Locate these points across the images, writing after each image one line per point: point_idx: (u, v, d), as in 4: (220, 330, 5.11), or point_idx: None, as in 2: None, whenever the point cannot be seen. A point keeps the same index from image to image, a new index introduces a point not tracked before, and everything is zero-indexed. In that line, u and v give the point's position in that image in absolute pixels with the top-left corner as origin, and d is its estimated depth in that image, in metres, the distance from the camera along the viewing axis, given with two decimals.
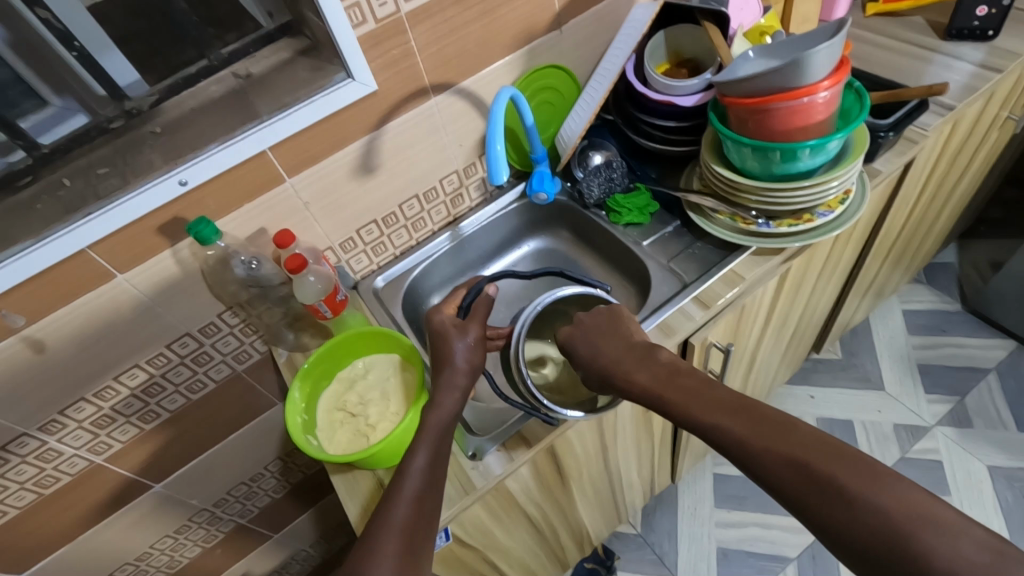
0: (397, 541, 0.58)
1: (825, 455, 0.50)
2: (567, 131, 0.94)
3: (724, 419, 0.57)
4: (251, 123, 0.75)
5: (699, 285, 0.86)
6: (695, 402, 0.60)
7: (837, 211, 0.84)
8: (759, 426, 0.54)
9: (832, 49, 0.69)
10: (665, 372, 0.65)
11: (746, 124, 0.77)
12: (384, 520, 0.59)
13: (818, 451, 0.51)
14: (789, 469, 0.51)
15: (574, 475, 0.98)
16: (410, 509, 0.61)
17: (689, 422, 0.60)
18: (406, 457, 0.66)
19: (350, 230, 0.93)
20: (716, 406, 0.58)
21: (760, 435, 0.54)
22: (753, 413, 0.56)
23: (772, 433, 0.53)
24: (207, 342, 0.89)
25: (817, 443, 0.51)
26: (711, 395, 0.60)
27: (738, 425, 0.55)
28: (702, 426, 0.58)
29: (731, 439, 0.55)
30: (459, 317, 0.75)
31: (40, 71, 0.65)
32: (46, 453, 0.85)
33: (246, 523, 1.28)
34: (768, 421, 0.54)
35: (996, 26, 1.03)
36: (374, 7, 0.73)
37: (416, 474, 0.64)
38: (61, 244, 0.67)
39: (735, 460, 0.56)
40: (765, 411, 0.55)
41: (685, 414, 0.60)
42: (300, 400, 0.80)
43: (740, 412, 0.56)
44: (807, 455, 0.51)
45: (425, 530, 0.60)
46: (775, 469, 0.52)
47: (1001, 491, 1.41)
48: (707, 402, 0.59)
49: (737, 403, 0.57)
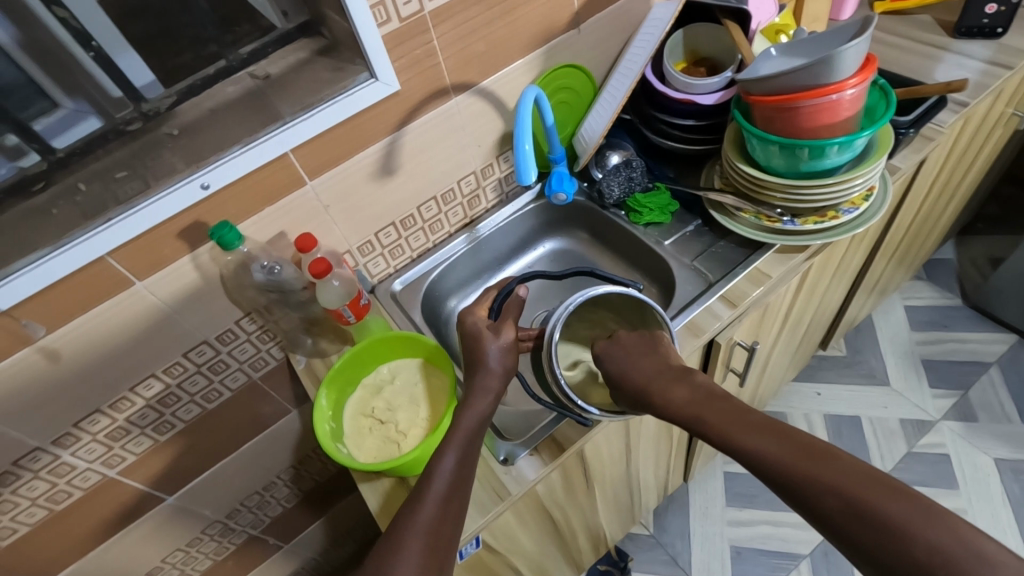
0: (421, 542, 0.58)
1: (869, 486, 0.50)
2: (587, 130, 0.93)
3: (761, 442, 0.56)
4: (273, 125, 0.73)
5: (724, 284, 0.85)
6: (732, 423, 0.60)
7: (862, 208, 0.85)
8: (799, 453, 0.54)
9: (860, 47, 0.69)
10: (703, 394, 0.64)
11: (773, 122, 0.77)
12: (410, 520, 0.59)
13: (862, 482, 0.50)
14: (832, 500, 0.51)
15: (597, 477, 0.97)
16: (436, 510, 0.60)
17: (723, 441, 0.60)
18: (434, 456, 0.64)
19: (369, 233, 0.91)
20: (755, 429, 0.58)
21: (800, 460, 0.54)
22: (792, 439, 0.56)
23: (812, 462, 0.53)
24: (224, 350, 0.87)
25: (853, 468, 0.52)
26: (751, 421, 0.59)
27: (777, 452, 0.55)
28: (738, 450, 0.58)
29: (770, 465, 0.55)
30: (491, 319, 0.74)
31: (57, 74, 0.63)
32: (59, 468, 0.82)
33: (258, 534, 1.25)
34: (808, 447, 0.54)
35: (1004, 24, 1.04)
36: (399, 5, 0.72)
37: (445, 473, 0.63)
38: (81, 251, 0.65)
39: (773, 485, 0.56)
40: (801, 435, 0.56)
41: (720, 433, 0.60)
42: (327, 408, 0.78)
43: (775, 432, 0.57)
44: (848, 485, 0.50)
45: (449, 530, 0.60)
46: (817, 497, 0.52)
47: (1008, 483, 1.43)
48: (744, 423, 0.59)
49: (778, 432, 0.57)
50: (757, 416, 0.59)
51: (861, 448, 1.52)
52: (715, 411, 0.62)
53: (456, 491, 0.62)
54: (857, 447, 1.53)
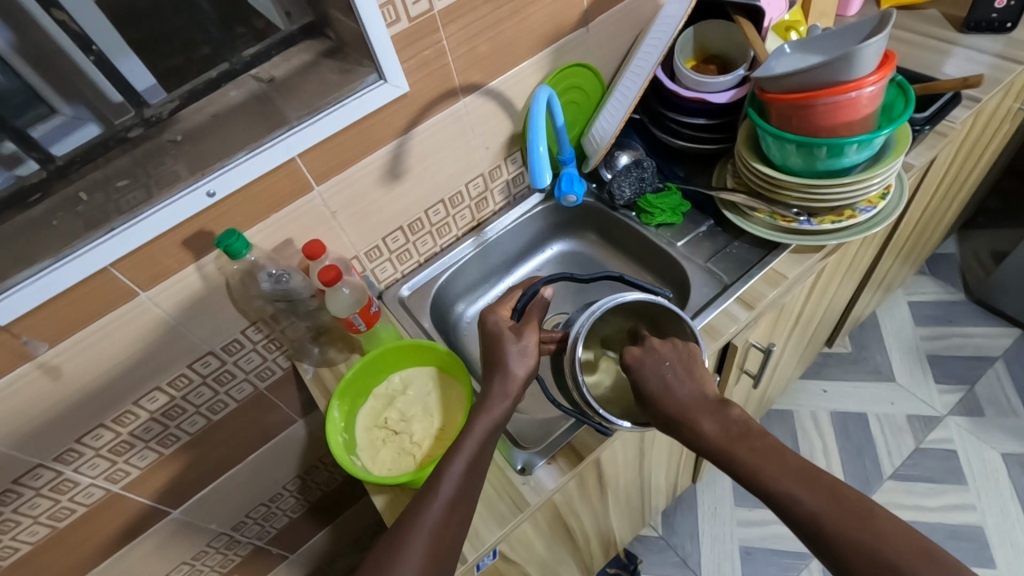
0: (425, 545, 0.57)
1: (902, 547, 0.50)
2: (598, 131, 0.91)
3: (796, 487, 0.57)
4: (279, 129, 0.71)
5: (740, 286, 0.84)
6: (766, 462, 0.60)
7: (879, 206, 0.83)
8: (834, 504, 0.55)
9: (880, 44, 0.68)
10: (736, 429, 0.63)
11: (790, 120, 0.76)
12: (414, 520, 0.59)
13: (896, 543, 0.51)
14: (862, 556, 0.51)
15: (611, 483, 0.95)
16: (441, 515, 0.59)
17: (759, 486, 0.59)
18: (444, 460, 0.63)
19: (376, 238, 0.89)
20: (790, 472, 0.58)
21: (841, 519, 0.54)
22: (829, 488, 0.56)
23: (849, 515, 0.54)
24: (229, 360, 0.85)
25: (895, 532, 0.52)
26: (787, 462, 0.59)
27: (812, 499, 0.56)
28: (770, 489, 0.58)
29: (803, 510, 0.56)
30: (513, 321, 0.72)
31: (55, 80, 0.61)
32: (62, 485, 0.80)
33: (263, 545, 1.23)
34: (851, 507, 0.54)
35: (1014, 18, 1.03)
36: (408, 5, 0.70)
37: (457, 477, 0.61)
38: (82, 263, 0.63)
39: (802, 530, 0.56)
40: (844, 491, 0.55)
41: (755, 477, 0.60)
42: (339, 419, 0.76)
43: (816, 484, 0.57)
44: (883, 545, 0.51)
45: (453, 533, 0.59)
46: (847, 550, 0.52)
47: (1016, 478, 1.43)
48: (781, 466, 0.59)
49: (815, 479, 0.57)
50: (794, 459, 0.59)
51: (868, 445, 1.52)
52: (747, 445, 0.62)
53: (465, 495, 0.61)
54: (864, 444, 1.52)
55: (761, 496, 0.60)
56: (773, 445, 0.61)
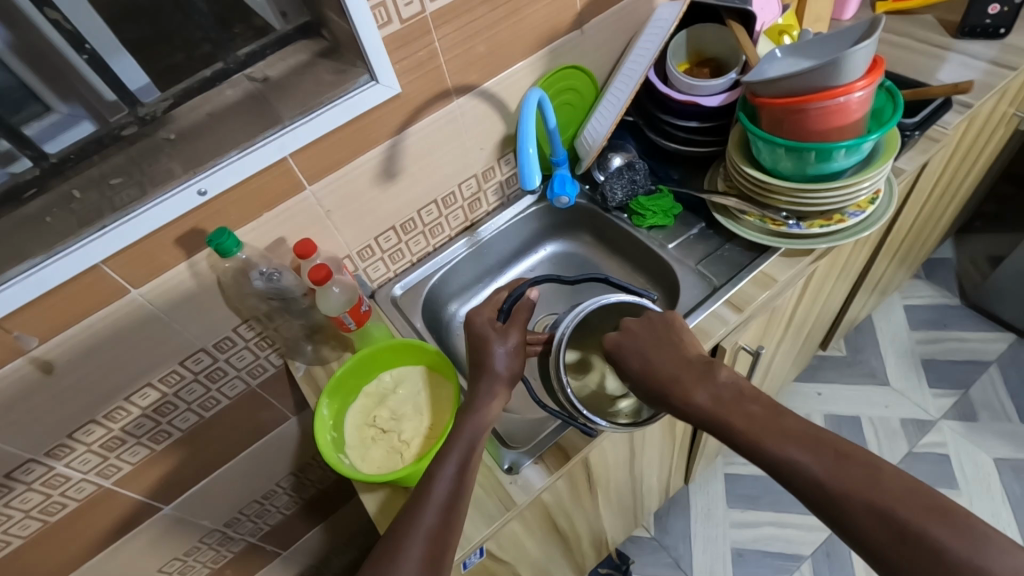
0: (423, 547, 0.57)
1: (910, 502, 0.49)
2: (590, 132, 0.91)
3: (797, 451, 0.55)
4: (272, 129, 0.72)
5: (729, 288, 0.84)
6: (764, 429, 0.58)
7: (868, 211, 0.84)
8: (838, 465, 0.53)
9: (869, 49, 0.69)
10: (730, 395, 0.61)
11: (781, 124, 0.76)
12: (408, 524, 0.59)
13: (904, 498, 0.50)
14: (870, 516, 0.50)
15: (602, 483, 0.96)
16: (438, 516, 0.59)
17: (759, 453, 0.57)
18: (435, 461, 0.63)
19: (369, 238, 0.90)
20: (789, 436, 0.56)
21: (846, 479, 0.52)
22: (831, 450, 0.54)
23: (855, 475, 0.52)
24: (221, 358, 0.86)
25: (902, 489, 0.50)
26: (785, 426, 0.57)
27: (815, 464, 0.54)
28: (770, 457, 0.56)
29: (807, 474, 0.54)
30: (500, 321, 0.73)
31: (50, 78, 0.62)
32: (53, 479, 0.80)
33: (257, 541, 1.24)
34: (854, 466, 0.53)
35: (1007, 24, 1.03)
36: (400, 7, 0.70)
37: (445, 476, 0.62)
38: (73, 259, 0.63)
39: (808, 496, 0.54)
40: (846, 450, 0.54)
41: (756, 445, 0.58)
42: (328, 417, 0.77)
43: (817, 446, 0.55)
44: (891, 502, 0.50)
45: (450, 538, 0.59)
46: (855, 511, 0.51)
47: (1008, 482, 1.43)
48: (780, 432, 0.57)
49: (814, 440, 0.55)
50: (793, 422, 0.57)
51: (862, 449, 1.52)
52: (741, 413, 0.60)
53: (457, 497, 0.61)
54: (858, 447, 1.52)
55: (762, 465, 0.58)
56: (770, 406, 0.59)
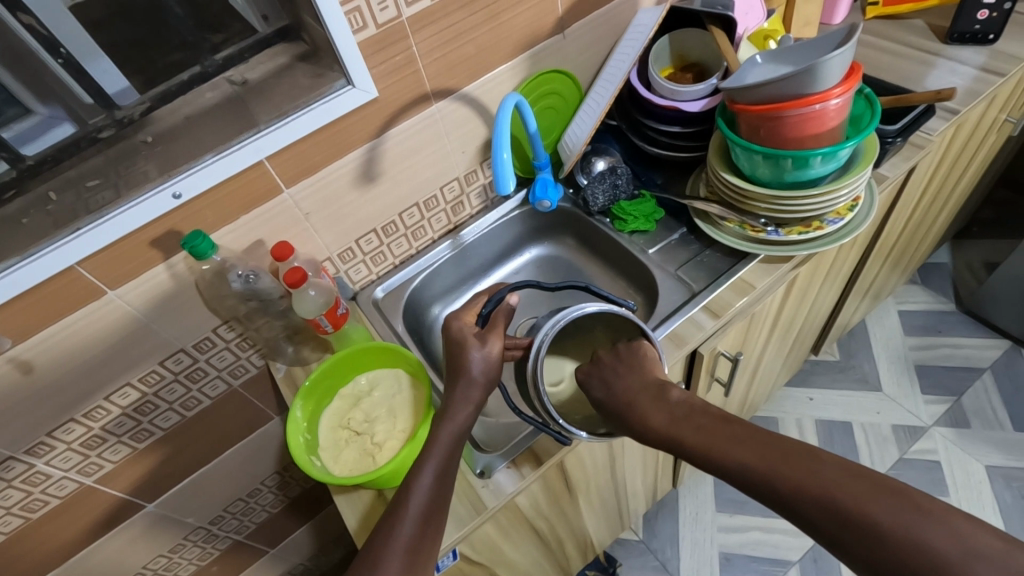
0: (400, 562, 0.57)
1: (854, 489, 0.50)
2: (571, 137, 0.92)
3: (745, 456, 0.57)
4: (248, 132, 0.72)
5: (707, 294, 0.84)
6: (715, 437, 0.60)
7: (846, 218, 0.83)
8: (783, 462, 0.54)
9: (844, 56, 0.68)
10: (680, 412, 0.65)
11: (758, 132, 0.76)
12: (385, 537, 0.58)
13: (847, 486, 0.50)
14: (816, 508, 0.51)
15: (581, 488, 0.95)
16: (415, 526, 0.59)
17: (712, 462, 0.59)
18: (412, 469, 0.63)
19: (350, 240, 0.90)
20: (736, 442, 0.58)
21: (789, 473, 0.53)
22: (775, 449, 0.56)
23: (796, 468, 0.53)
24: (202, 358, 0.86)
25: (842, 477, 0.51)
26: (733, 434, 0.59)
27: (762, 466, 0.55)
28: (723, 468, 0.58)
29: (758, 479, 0.55)
30: (479, 325, 0.72)
31: (27, 81, 0.62)
32: (33, 477, 0.81)
33: (243, 539, 1.25)
34: (797, 458, 0.54)
35: (996, 30, 1.03)
36: (375, 12, 0.71)
37: (413, 480, 0.62)
38: (49, 260, 0.64)
39: (766, 499, 0.55)
40: (789, 446, 0.55)
41: (708, 455, 0.60)
42: (302, 419, 0.78)
43: (763, 446, 0.57)
44: (833, 491, 0.50)
45: (427, 549, 0.59)
46: (807, 506, 0.51)
47: (999, 491, 1.42)
48: (727, 437, 0.59)
49: (760, 443, 0.57)
50: (741, 430, 0.59)
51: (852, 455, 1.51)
52: (696, 428, 0.62)
53: (434, 507, 0.61)
54: (848, 453, 1.51)
55: (720, 478, 0.59)
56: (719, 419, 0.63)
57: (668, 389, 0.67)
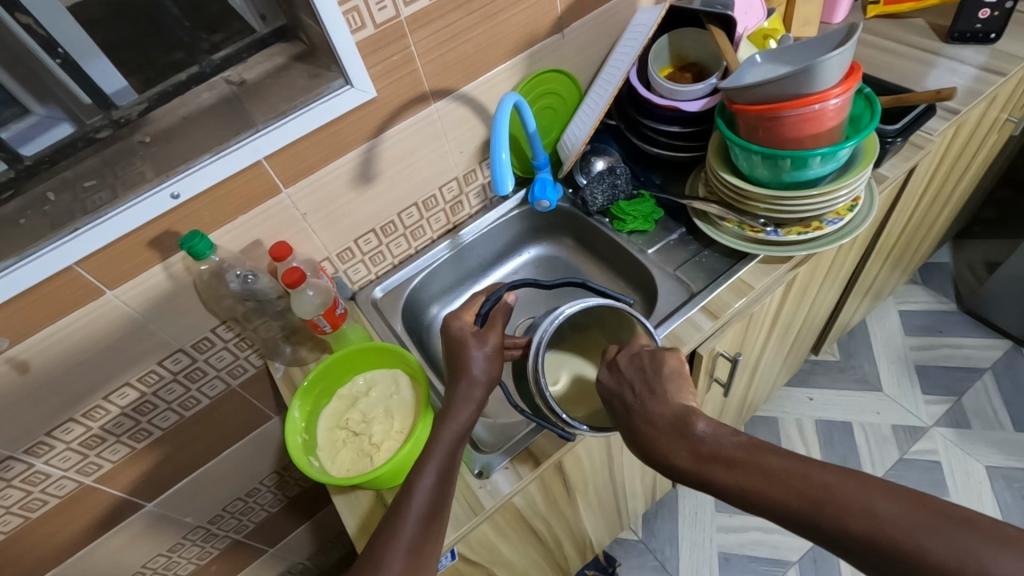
0: (401, 562, 0.57)
1: (911, 524, 0.45)
2: (570, 137, 0.91)
3: (783, 495, 0.51)
4: (245, 133, 0.72)
5: (705, 295, 0.84)
6: (746, 473, 0.53)
7: (846, 219, 0.83)
8: (828, 500, 0.49)
9: (843, 56, 0.68)
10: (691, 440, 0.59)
11: (756, 131, 0.75)
12: (387, 539, 0.58)
13: (899, 519, 0.45)
14: (869, 547, 0.46)
15: (580, 487, 0.95)
16: (416, 527, 0.59)
17: (747, 500, 0.53)
18: (413, 470, 0.63)
19: (348, 240, 0.90)
20: (770, 479, 0.52)
21: (835, 508, 0.48)
22: (816, 483, 0.50)
23: (842, 505, 0.48)
24: (200, 358, 0.86)
25: (894, 508, 0.46)
26: (764, 467, 0.53)
27: (805, 506, 0.50)
28: (760, 506, 0.52)
29: (801, 518, 0.50)
30: (477, 325, 0.72)
31: (23, 79, 0.62)
32: (33, 477, 0.81)
33: (242, 538, 1.25)
34: (840, 491, 0.49)
35: (998, 29, 1.02)
36: (373, 11, 0.70)
37: (417, 483, 0.61)
38: (47, 260, 0.64)
39: (812, 536, 0.50)
40: (830, 477, 0.50)
41: (743, 494, 0.53)
42: (300, 420, 0.78)
43: (800, 480, 0.51)
44: (885, 527, 0.46)
45: (428, 550, 0.59)
46: (859, 547, 0.47)
47: (1000, 491, 1.41)
48: (758, 472, 0.53)
49: (797, 475, 0.51)
50: (776, 461, 0.53)
51: (852, 455, 1.51)
52: (719, 459, 0.56)
53: (434, 509, 0.61)
54: (848, 454, 1.51)
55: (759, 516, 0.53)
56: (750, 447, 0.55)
57: (691, 423, 0.59)
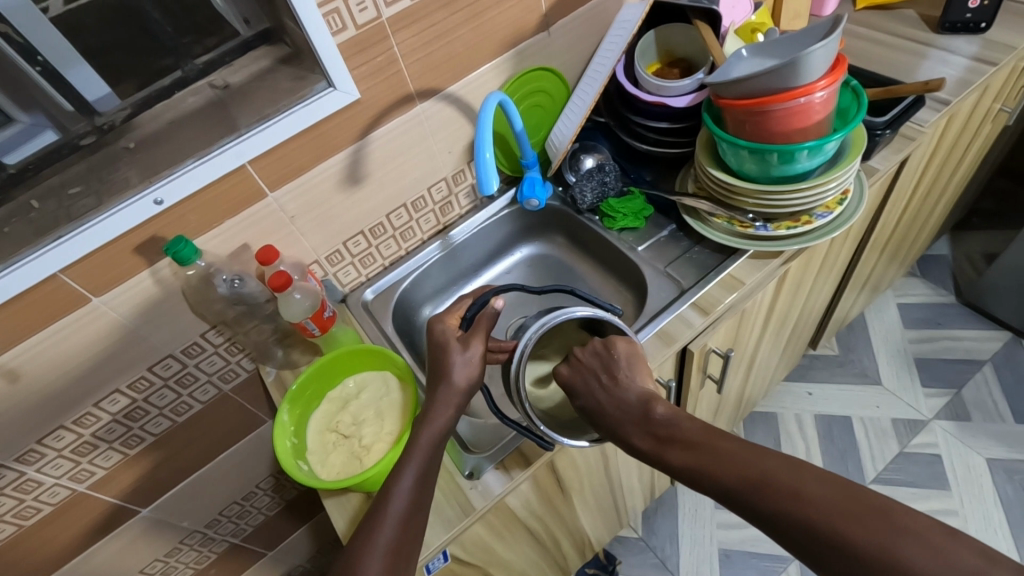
0: (381, 562, 0.57)
1: (836, 510, 0.48)
2: (557, 135, 0.91)
3: (729, 477, 0.55)
4: (229, 137, 0.72)
5: (696, 291, 0.84)
6: (701, 456, 0.58)
7: (836, 212, 0.83)
8: (768, 482, 0.53)
9: (829, 48, 0.67)
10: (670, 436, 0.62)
11: (743, 126, 0.75)
12: (366, 540, 0.58)
13: (828, 505, 0.49)
14: (799, 529, 0.50)
15: (575, 486, 0.95)
16: (396, 528, 0.59)
17: (698, 480, 0.58)
18: (394, 472, 0.63)
19: (337, 243, 0.90)
20: (720, 461, 0.56)
21: (773, 491, 0.52)
22: (760, 469, 0.54)
23: (779, 488, 0.52)
24: (191, 363, 0.86)
25: (823, 495, 0.49)
26: (718, 451, 0.58)
27: (746, 487, 0.54)
28: (708, 485, 0.57)
29: (741, 499, 0.54)
30: (461, 329, 0.71)
31: (5, 87, 0.61)
32: (25, 484, 0.82)
33: (241, 542, 1.25)
34: (778, 478, 0.52)
35: (988, 18, 1.01)
36: (354, 12, 0.70)
37: (401, 485, 0.61)
38: (31, 268, 0.64)
39: (750, 518, 0.54)
40: (772, 466, 0.53)
41: (695, 474, 0.58)
42: (289, 423, 0.78)
43: (746, 465, 0.55)
44: (813, 512, 0.49)
45: (408, 552, 0.59)
46: (789, 528, 0.50)
47: (1000, 484, 1.40)
48: (712, 456, 0.57)
49: (744, 461, 0.55)
50: (728, 445, 0.57)
51: (852, 449, 1.50)
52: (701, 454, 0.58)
53: (414, 511, 0.61)
54: (848, 448, 1.50)
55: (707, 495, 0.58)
56: (708, 428, 0.61)
57: (652, 407, 0.64)
